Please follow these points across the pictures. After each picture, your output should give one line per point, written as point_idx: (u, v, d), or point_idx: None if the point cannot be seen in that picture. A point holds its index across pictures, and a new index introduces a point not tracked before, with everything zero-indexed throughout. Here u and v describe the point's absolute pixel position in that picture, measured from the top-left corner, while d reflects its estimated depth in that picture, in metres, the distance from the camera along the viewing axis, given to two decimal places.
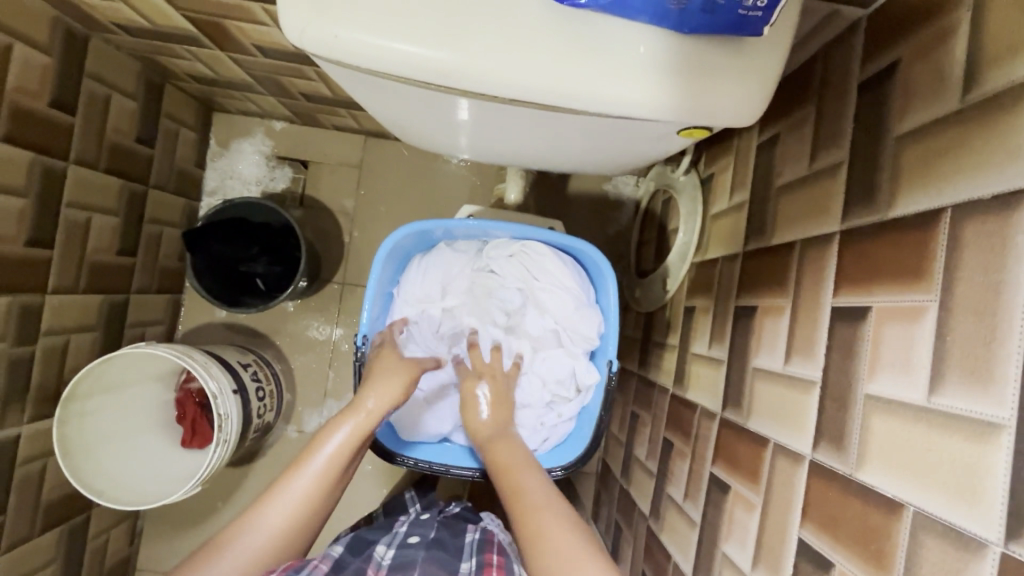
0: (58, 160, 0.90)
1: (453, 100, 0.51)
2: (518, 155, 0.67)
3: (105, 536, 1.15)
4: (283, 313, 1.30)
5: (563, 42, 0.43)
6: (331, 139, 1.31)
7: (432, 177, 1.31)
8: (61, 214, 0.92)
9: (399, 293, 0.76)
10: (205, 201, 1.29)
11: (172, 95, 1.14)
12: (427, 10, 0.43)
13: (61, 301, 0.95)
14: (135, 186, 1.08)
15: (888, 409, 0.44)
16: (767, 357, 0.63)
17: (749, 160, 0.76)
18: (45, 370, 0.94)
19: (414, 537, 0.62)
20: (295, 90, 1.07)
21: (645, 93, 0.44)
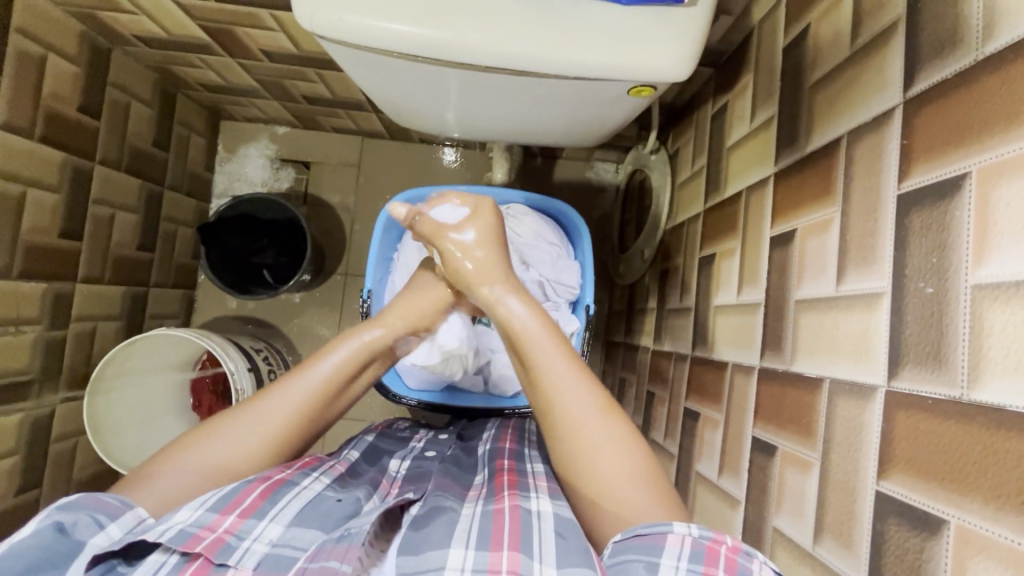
0: (86, 161, 0.99)
1: (436, 72, 0.61)
2: (499, 126, 0.77)
3: None
4: (290, 304, 1.38)
5: (526, 15, 0.53)
6: (330, 141, 1.41)
7: (426, 171, 1.41)
8: (89, 209, 1.01)
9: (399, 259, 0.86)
10: (215, 202, 1.39)
11: (184, 103, 1.24)
12: None
13: (88, 290, 1.04)
14: (153, 185, 1.17)
15: (811, 306, 0.52)
16: (725, 294, 0.72)
17: (705, 129, 0.86)
18: (75, 353, 1.02)
19: (430, 452, 0.72)
20: (296, 93, 1.17)
21: (595, 55, 0.54)
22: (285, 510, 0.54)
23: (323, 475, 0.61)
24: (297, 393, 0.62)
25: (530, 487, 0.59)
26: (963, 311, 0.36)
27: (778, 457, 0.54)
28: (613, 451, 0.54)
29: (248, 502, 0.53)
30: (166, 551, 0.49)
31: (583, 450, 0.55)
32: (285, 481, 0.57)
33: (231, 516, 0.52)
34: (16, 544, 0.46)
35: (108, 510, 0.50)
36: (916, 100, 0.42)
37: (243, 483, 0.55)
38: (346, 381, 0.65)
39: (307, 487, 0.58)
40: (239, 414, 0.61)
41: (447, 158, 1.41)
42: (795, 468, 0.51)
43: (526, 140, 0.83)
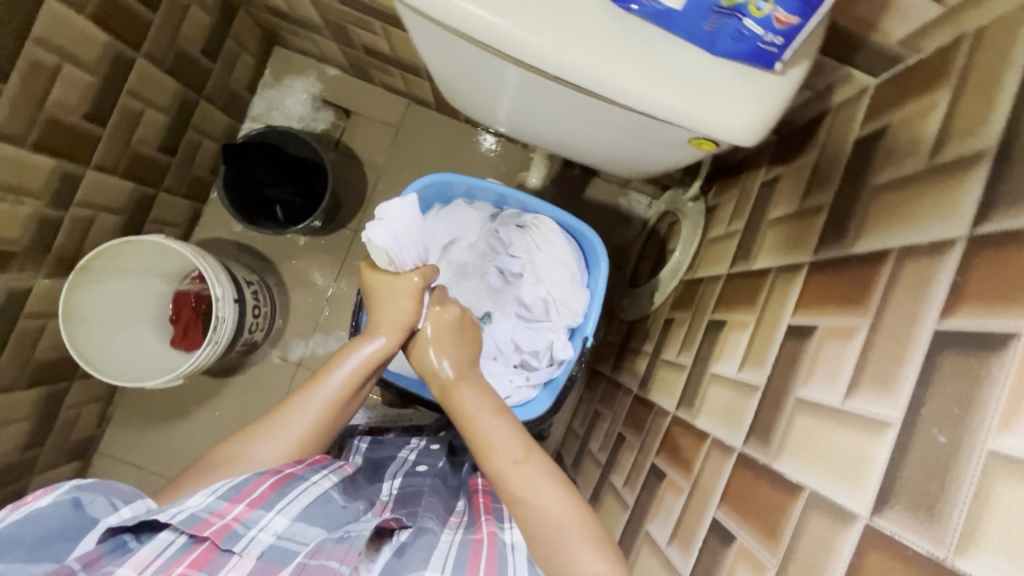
0: (130, 50, 0.96)
1: (495, 63, 0.58)
2: (547, 133, 0.74)
3: (78, 410, 1.20)
4: (294, 245, 1.36)
5: (608, 36, 0.50)
6: (376, 97, 1.39)
7: (461, 152, 1.39)
8: (120, 100, 0.99)
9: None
10: (248, 124, 1.37)
11: (244, 20, 1.22)
12: None
13: (99, 179, 1.02)
14: (190, 93, 1.15)
15: (810, 409, 0.50)
16: (724, 364, 0.70)
17: (751, 195, 0.84)
18: (69, 237, 1.00)
19: (421, 467, 0.79)
20: (357, 41, 1.15)
21: (666, 95, 0.51)
22: (292, 504, 0.60)
23: (330, 473, 0.68)
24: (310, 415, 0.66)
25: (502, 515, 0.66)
26: (971, 476, 0.34)
27: (734, 549, 0.53)
28: (542, 491, 0.60)
29: (257, 493, 0.59)
30: (174, 532, 0.55)
31: (531, 524, 0.59)
32: (294, 475, 0.63)
33: (240, 505, 0.58)
34: (34, 515, 0.51)
35: (122, 496, 0.56)
36: (983, 240, 0.40)
37: (258, 474, 0.61)
38: (355, 389, 0.69)
39: (315, 483, 0.64)
40: (267, 431, 0.65)
41: (485, 144, 1.38)
42: (749, 566, 0.50)
43: (568, 157, 0.80)
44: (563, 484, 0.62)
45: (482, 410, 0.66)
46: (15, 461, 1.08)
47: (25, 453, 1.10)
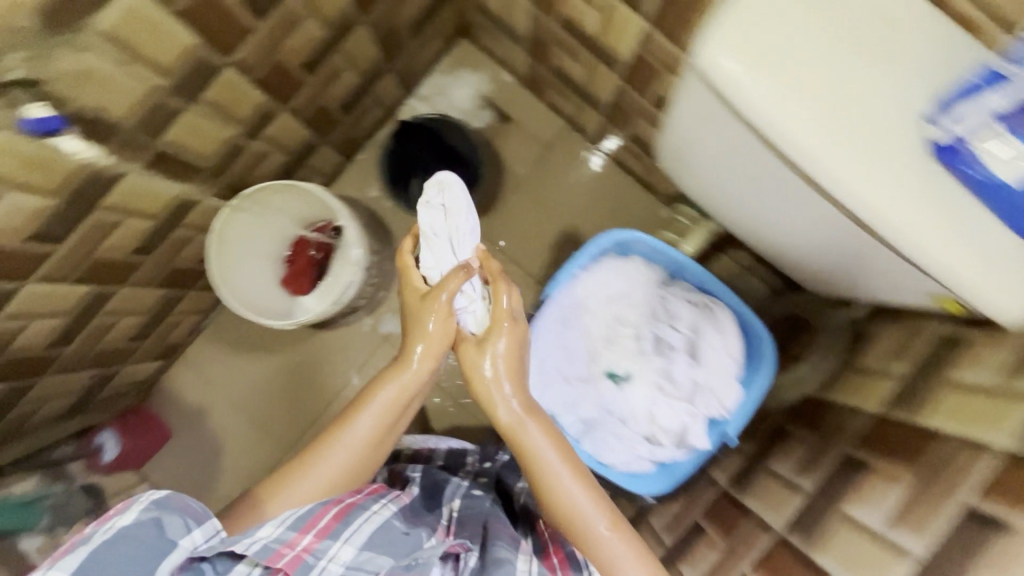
0: (359, 15, 1.01)
1: (756, 155, 0.61)
2: (751, 219, 0.75)
3: (180, 317, 1.25)
4: (417, 226, 1.40)
5: (920, 192, 0.54)
6: (538, 111, 1.41)
7: (599, 188, 1.40)
8: (333, 56, 1.04)
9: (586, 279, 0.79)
10: (411, 101, 1.41)
11: (449, 8, 1.26)
12: (838, 115, 0.54)
13: (287, 120, 1.06)
14: (383, 62, 1.19)
15: None
16: (864, 511, 0.68)
17: (916, 341, 0.82)
18: (243, 165, 1.05)
19: (476, 492, 0.90)
20: (552, 62, 1.17)
21: (956, 261, 0.54)
22: (355, 534, 0.71)
23: (388, 502, 0.80)
24: (358, 434, 0.76)
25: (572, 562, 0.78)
26: None
27: None
28: (621, 548, 0.70)
29: (322, 524, 0.70)
30: (253, 561, 0.65)
31: (599, 555, 0.70)
32: (354, 506, 0.75)
33: (307, 537, 0.68)
34: (119, 534, 0.58)
35: (194, 517, 0.62)
36: None
37: (322, 504, 0.72)
38: (403, 406, 0.78)
39: (376, 513, 0.76)
40: (325, 453, 0.75)
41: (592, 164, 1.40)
42: None
43: (759, 250, 0.82)
44: (636, 537, 0.72)
45: (563, 468, 0.71)
46: (119, 347, 1.13)
47: (128, 342, 1.15)
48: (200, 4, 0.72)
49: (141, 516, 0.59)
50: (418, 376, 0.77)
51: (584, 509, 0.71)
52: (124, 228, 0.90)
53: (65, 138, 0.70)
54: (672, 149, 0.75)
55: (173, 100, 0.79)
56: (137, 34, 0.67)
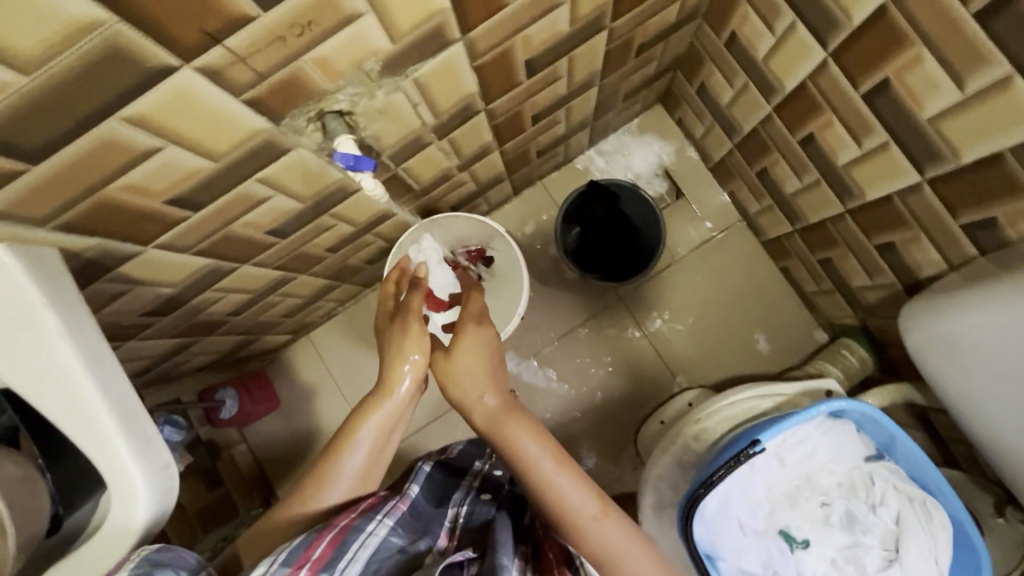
0: (598, 81, 1.01)
1: None
2: (975, 406, 0.78)
3: (325, 304, 1.29)
4: (562, 276, 1.39)
5: None
6: (714, 197, 1.38)
7: (755, 290, 1.35)
8: (558, 111, 1.04)
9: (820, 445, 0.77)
10: (591, 153, 1.40)
11: (665, 80, 1.24)
12: None
13: (494, 159, 1.08)
14: (590, 120, 1.19)
15: None
16: None
17: None
18: (442, 191, 1.07)
19: (484, 497, 0.93)
20: (761, 164, 1.13)
21: None
22: (354, 560, 0.70)
23: (384, 518, 0.78)
24: (354, 461, 0.80)
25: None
26: None
27: None
28: (626, 546, 0.74)
29: (317, 554, 0.68)
30: None
31: (592, 543, 0.74)
32: (350, 530, 0.72)
33: (303, 571, 0.66)
34: None
35: None
36: None
37: (314, 534, 0.70)
38: (389, 432, 0.83)
39: (370, 533, 0.74)
40: (320, 479, 0.79)
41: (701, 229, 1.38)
42: None
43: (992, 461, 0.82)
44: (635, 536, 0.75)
45: (546, 465, 0.76)
46: (273, 320, 1.18)
47: (281, 317, 1.20)
48: (495, 62, 0.73)
49: None
50: (402, 399, 0.85)
51: (572, 501, 0.75)
52: (332, 230, 0.93)
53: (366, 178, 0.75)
54: (936, 346, 0.79)
55: (430, 136, 0.82)
56: (439, 83, 0.69)
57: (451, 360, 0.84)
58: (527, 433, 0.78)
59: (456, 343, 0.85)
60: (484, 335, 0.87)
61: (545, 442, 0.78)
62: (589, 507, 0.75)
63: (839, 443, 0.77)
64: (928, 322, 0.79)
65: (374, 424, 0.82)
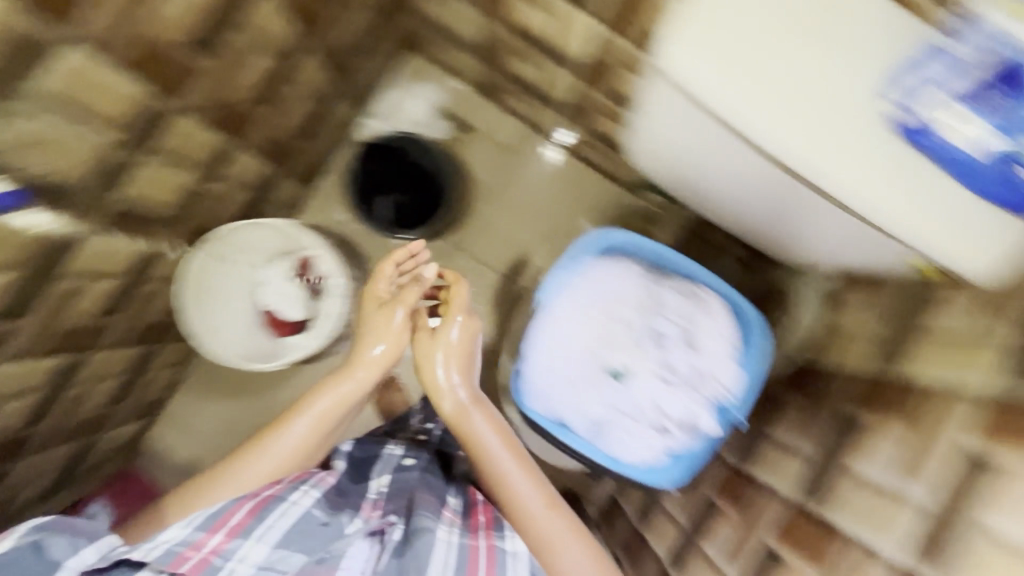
0: (305, 43, 0.98)
1: (727, 145, 0.70)
2: (732, 203, 0.85)
3: (157, 373, 1.20)
4: (390, 245, 1.38)
5: (873, 165, 0.62)
6: (496, 115, 1.40)
7: (568, 185, 1.38)
8: (284, 87, 1.00)
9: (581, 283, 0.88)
10: (366, 120, 1.38)
11: (394, 22, 1.23)
12: (784, 108, 0.62)
13: (245, 159, 1.03)
14: (335, 86, 1.17)
15: (994, 538, 0.57)
16: (868, 467, 0.75)
17: (907, 313, 0.87)
18: (203, 210, 1.01)
19: (409, 461, 0.96)
20: (506, 67, 1.16)
21: (906, 220, 0.61)
22: (269, 533, 0.78)
23: (311, 488, 0.86)
24: (277, 450, 0.90)
25: (499, 524, 0.87)
26: None
27: None
28: (566, 534, 0.88)
29: (233, 523, 0.78)
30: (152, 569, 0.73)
31: (537, 528, 0.89)
32: (269, 501, 0.82)
33: (217, 537, 0.77)
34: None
35: (76, 533, 0.71)
36: None
37: (233, 502, 0.81)
38: (334, 413, 0.93)
39: (291, 504, 0.82)
40: (252, 458, 0.89)
41: (547, 157, 1.38)
42: None
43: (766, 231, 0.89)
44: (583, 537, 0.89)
45: (503, 452, 0.91)
46: (96, 414, 1.08)
47: (105, 407, 1.10)
48: (142, 56, 0.68)
49: (20, 540, 0.67)
50: (357, 387, 0.94)
51: (515, 478, 0.90)
52: (87, 292, 0.86)
53: (34, 215, 0.70)
54: (660, 155, 0.85)
55: (123, 154, 0.76)
56: (76, 94, 0.64)
57: (430, 343, 0.95)
58: (481, 413, 0.94)
59: (439, 328, 0.96)
60: (467, 326, 0.96)
61: (503, 437, 0.93)
62: (530, 467, 0.93)
63: (617, 278, 0.88)
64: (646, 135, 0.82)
65: (315, 410, 0.92)
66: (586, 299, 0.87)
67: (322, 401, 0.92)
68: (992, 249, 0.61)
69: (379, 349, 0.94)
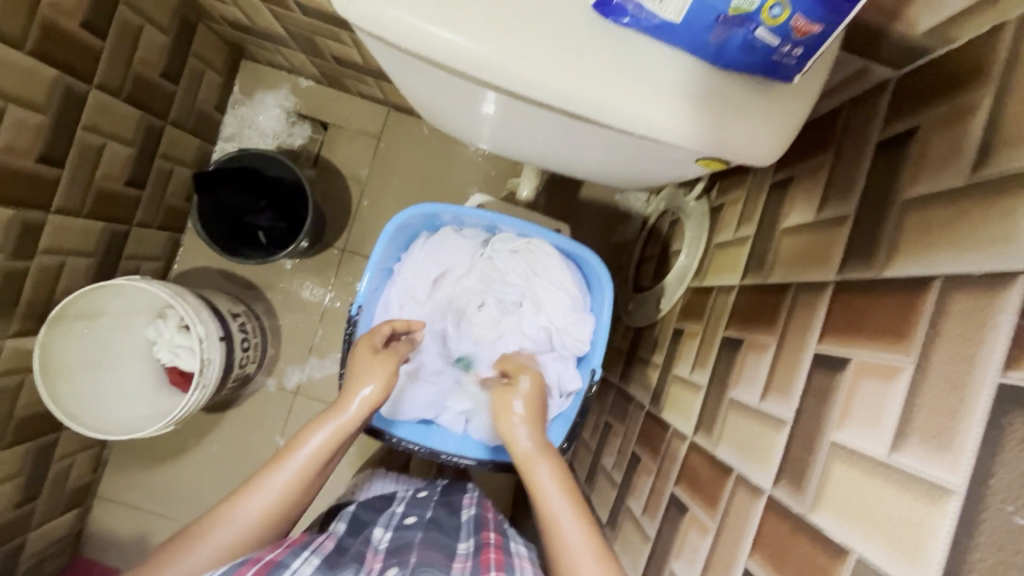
0: (82, 83, 0.90)
1: (453, 81, 0.57)
2: (531, 151, 0.73)
3: (71, 459, 1.16)
4: (280, 268, 1.30)
5: (602, 56, 0.47)
6: (355, 106, 1.31)
7: (444, 157, 1.32)
8: (76, 136, 0.93)
9: (398, 270, 0.80)
10: (220, 146, 1.29)
11: (205, 36, 1.14)
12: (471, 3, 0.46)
13: (62, 223, 0.96)
14: (154, 119, 1.08)
15: (849, 458, 0.45)
16: (743, 391, 0.65)
17: (760, 198, 0.78)
18: (37, 287, 0.95)
19: (410, 519, 0.73)
20: (327, 52, 1.07)
21: (658, 116, 0.49)
22: None
23: (312, 555, 0.59)
24: (273, 489, 0.62)
25: (516, 570, 0.60)
26: None
27: None
28: None
29: None
30: None
31: None
32: (274, 563, 0.54)
33: None
34: None
35: None
36: None
37: (232, 569, 0.51)
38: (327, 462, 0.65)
39: (296, 570, 0.55)
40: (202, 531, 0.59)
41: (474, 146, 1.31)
42: None
43: (564, 170, 0.78)
44: None
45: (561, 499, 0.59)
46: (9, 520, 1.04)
47: (20, 509, 1.06)
48: None
49: None
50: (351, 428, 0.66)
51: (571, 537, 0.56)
52: None
53: None
54: (417, 104, 0.71)
55: None
56: None
57: (372, 361, 0.69)
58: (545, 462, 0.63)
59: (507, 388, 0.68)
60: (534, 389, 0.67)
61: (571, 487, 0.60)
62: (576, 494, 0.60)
63: (448, 250, 0.79)
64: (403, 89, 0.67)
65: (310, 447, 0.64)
66: (410, 289, 0.80)
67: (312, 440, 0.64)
68: (762, 136, 0.50)
69: (364, 395, 0.66)
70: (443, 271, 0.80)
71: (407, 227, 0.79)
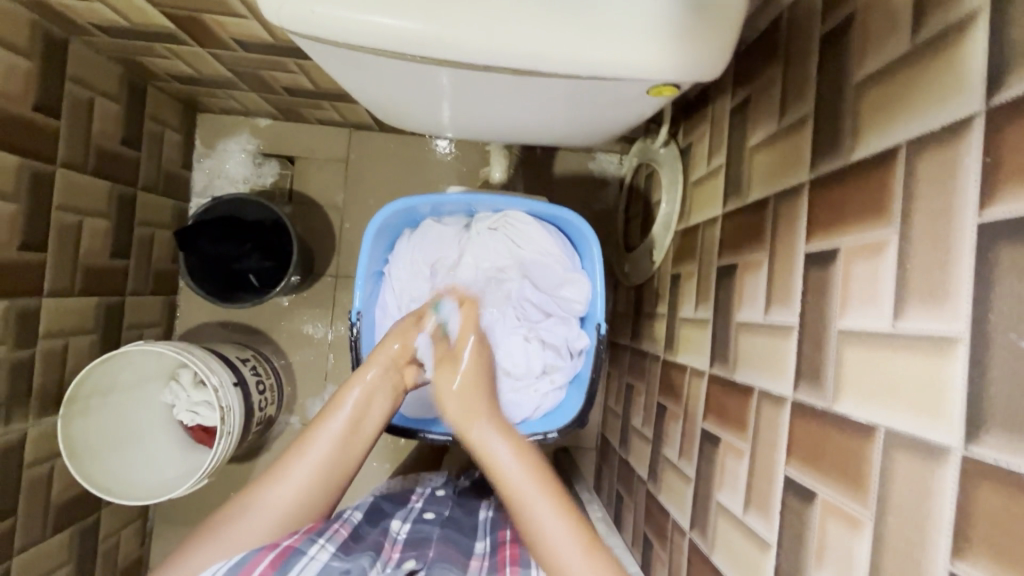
0: (46, 164, 0.91)
1: (397, 67, 0.57)
2: (495, 125, 0.74)
3: (117, 536, 1.17)
4: (278, 308, 1.31)
5: (532, 8, 0.48)
6: (317, 134, 1.33)
7: (413, 165, 1.33)
8: (52, 216, 0.94)
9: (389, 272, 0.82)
10: (195, 201, 1.30)
11: (156, 96, 1.16)
12: None
13: (58, 305, 0.97)
14: (123, 187, 1.09)
15: (858, 340, 0.46)
16: (749, 311, 0.65)
17: (724, 125, 0.79)
18: (46, 373, 0.96)
19: (429, 514, 0.74)
20: (276, 84, 1.08)
21: (599, 54, 0.50)
22: None
23: (330, 542, 0.60)
24: (314, 459, 0.64)
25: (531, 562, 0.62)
26: None
27: (818, 505, 0.49)
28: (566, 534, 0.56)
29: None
30: None
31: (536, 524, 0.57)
32: (293, 549, 0.56)
33: None
34: None
35: None
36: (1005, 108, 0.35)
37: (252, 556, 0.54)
38: (355, 435, 0.67)
39: (314, 557, 0.56)
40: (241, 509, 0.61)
41: (441, 150, 1.33)
42: (842, 523, 0.46)
43: (527, 139, 0.79)
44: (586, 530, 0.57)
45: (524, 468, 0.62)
46: None
47: None
48: None
49: None
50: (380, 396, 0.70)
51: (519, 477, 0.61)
52: None
53: None
54: (370, 105, 0.72)
55: None
56: None
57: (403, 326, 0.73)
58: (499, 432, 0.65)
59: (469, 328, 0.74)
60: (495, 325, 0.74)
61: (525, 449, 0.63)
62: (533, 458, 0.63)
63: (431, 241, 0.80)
64: (354, 93, 0.68)
65: (342, 414, 0.67)
66: (404, 285, 0.81)
67: (347, 404, 0.67)
68: (705, 54, 0.51)
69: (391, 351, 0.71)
70: (432, 262, 0.81)
71: (387, 228, 0.80)
